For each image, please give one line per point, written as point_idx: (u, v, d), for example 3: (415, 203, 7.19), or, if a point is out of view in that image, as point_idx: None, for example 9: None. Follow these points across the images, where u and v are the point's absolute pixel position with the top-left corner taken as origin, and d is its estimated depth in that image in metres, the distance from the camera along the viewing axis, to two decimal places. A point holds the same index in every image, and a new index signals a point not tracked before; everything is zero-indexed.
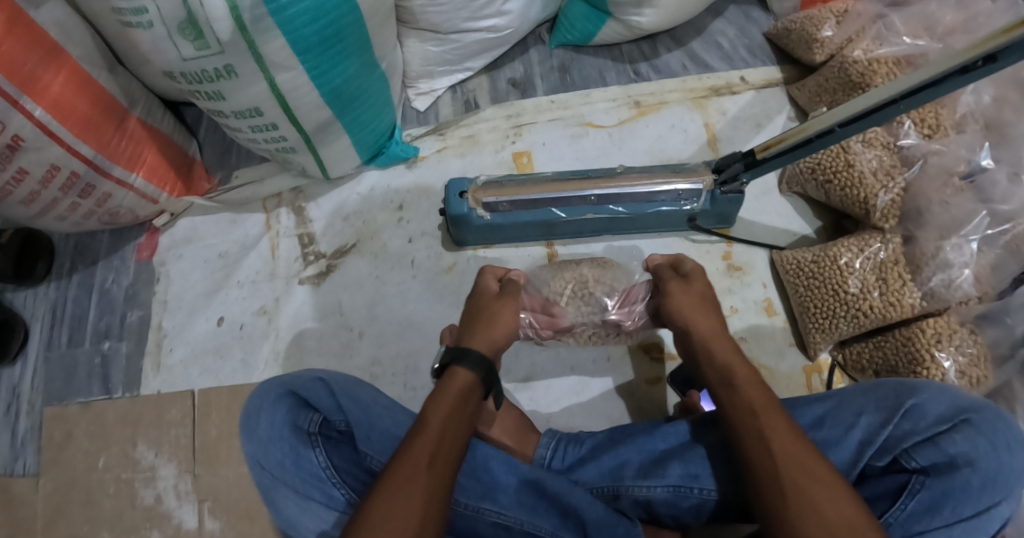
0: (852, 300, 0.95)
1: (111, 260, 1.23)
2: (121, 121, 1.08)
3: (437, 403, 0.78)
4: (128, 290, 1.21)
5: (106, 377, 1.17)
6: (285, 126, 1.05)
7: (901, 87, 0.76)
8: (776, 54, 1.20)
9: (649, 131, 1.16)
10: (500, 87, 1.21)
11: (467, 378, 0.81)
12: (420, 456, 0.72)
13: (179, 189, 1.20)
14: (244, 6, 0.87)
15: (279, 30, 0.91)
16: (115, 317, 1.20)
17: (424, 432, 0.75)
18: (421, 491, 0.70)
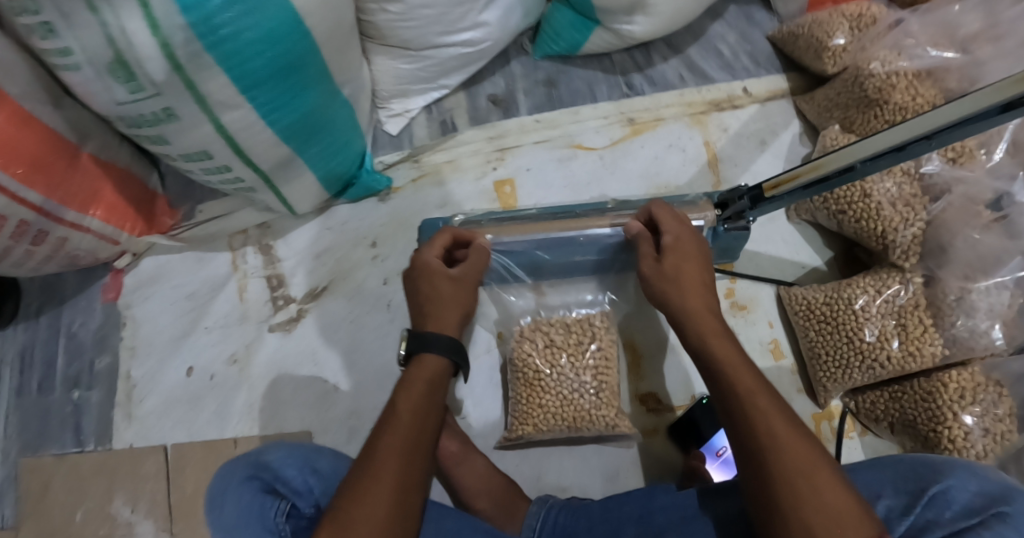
0: (868, 350, 0.87)
1: (78, 301, 1.12)
2: (73, 156, 0.92)
3: (405, 397, 0.73)
4: (96, 333, 1.10)
5: (78, 427, 1.07)
6: (239, 166, 0.96)
7: (934, 123, 0.67)
8: (782, 61, 1.09)
9: (644, 152, 1.06)
10: (480, 105, 1.11)
11: (433, 370, 0.77)
12: (387, 457, 0.68)
13: (140, 227, 1.07)
14: (177, 42, 0.76)
15: (220, 67, 0.81)
16: (83, 364, 1.09)
17: (395, 424, 0.71)
18: (388, 499, 0.65)
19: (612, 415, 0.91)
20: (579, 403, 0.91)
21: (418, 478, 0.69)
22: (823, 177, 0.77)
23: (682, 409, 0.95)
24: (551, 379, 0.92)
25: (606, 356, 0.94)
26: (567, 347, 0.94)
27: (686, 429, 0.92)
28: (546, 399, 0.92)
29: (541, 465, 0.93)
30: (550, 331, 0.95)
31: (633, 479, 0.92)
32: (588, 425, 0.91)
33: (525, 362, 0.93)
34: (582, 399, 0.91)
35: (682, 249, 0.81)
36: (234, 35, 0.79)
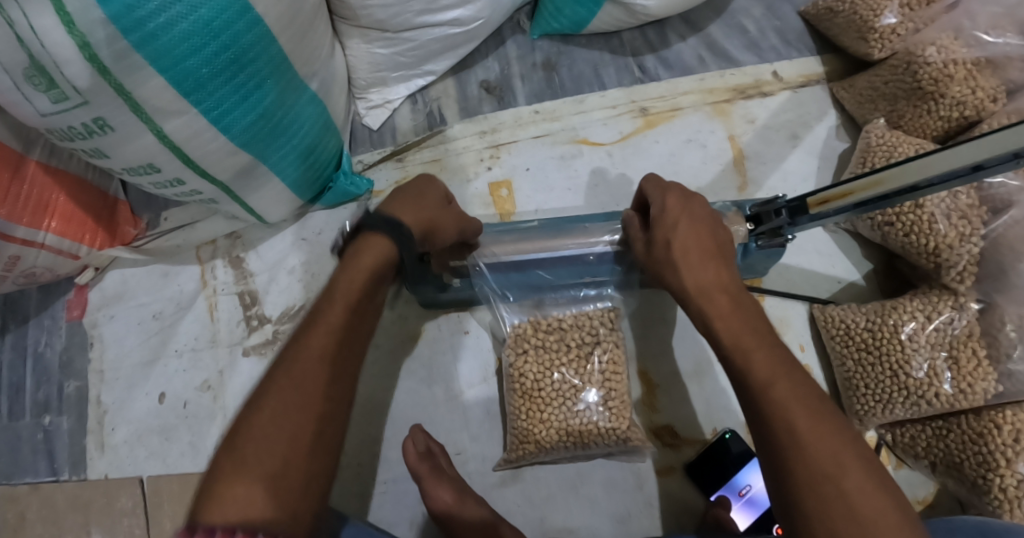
0: (915, 386, 0.78)
1: (40, 320, 1.00)
2: (11, 166, 0.79)
3: (342, 282, 0.68)
4: (62, 355, 0.98)
5: (51, 456, 0.96)
6: (193, 179, 0.85)
7: (1017, 138, 0.55)
8: (816, 40, 0.96)
9: (658, 149, 0.93)
10: (471, 94, 0.98)
11: (361, 267, 0.71)
12: (301, 379, 0.62)
13: (102, 238, 0.95)
14: (99, 40, 0.65)
15: (153, 67, 0.69)
16: (52, 389, 0.97)
17: (325, 317, 0.66)
18: (296, 424, 0.61)
19: (623, 429, 0.81)
20: (587, 416, 0.81)
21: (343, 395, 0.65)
22: (882, 194, 0.66)
23: (700, 445, 0.85)
24: (552, 390, 0.82)
25: (613, 362, 0.83)
26: (567, 354, 0.83)
27: (706, 466, 0.83)
28: (549, 414, 0.82)
29: (545, 505, 0.85)
30: (547, 336, 0.84)
31: (646, 520, 0.83)
32: (597, 440, 0.81)
33: (523, 375, 0.83)
34: (588, 418, 0.81)
35: (669, 212, 0.69)
36: (165, 27, 0.67)
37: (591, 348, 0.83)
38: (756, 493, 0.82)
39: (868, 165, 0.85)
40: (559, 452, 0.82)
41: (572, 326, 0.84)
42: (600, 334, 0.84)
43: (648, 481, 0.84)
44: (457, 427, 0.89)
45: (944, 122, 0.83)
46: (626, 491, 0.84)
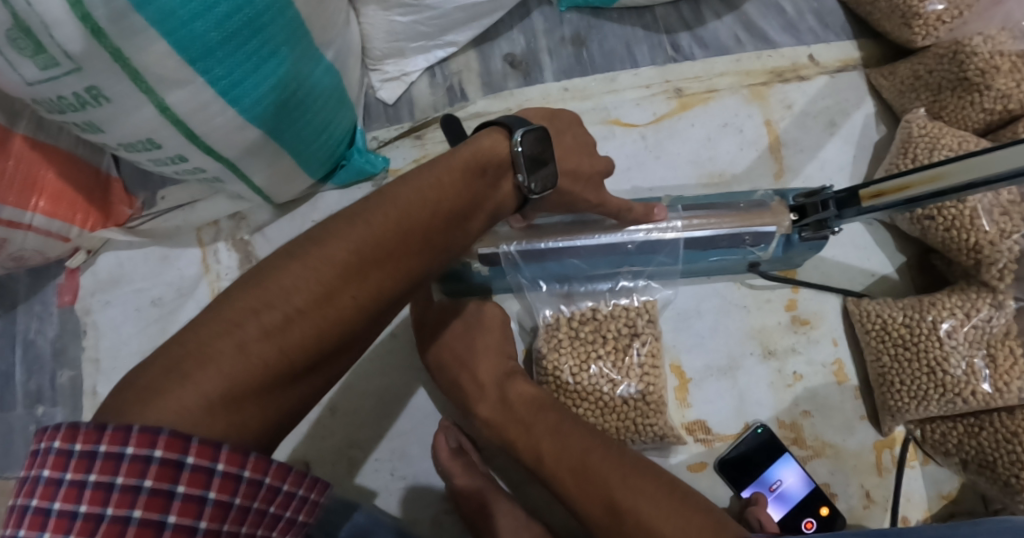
0: (952, 384, 0.77)
1: (30, 305, 0.92)
2: None
3: (441, 167, 0.59)
4: (54, 343, 0.91)
5: None
6: (197, 156, 0.77)
7: None
8: (853, 24, 0.93)
9: (693, 132, 0.89)
10: (494, 68, 0.93)
11: (467, 163, 0.60)
12: (329, 287, 0.51)
13: (94, 219, 0.88)
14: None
15: (156, 30, 0.61)
16: (44, 379, 0.90)
17: (396, 204, 0.56)
18: (281, 325, 0.50)
19: (660, 425, 0.79)
20: (623, 411, 0.78)
21: (357, 313, 0.53)
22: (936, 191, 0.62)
23: (732, 440, 0.83)
24: (588, 384, 0.78)
25: (652, 355, 0.80)
26: (605, 345, 0.79)
27: (737, 462, 0.82)
28: (583, 409, 0.79)
29: None
30: (582, 327, 0.80)
31: None
32: (633, 437, 0.79)
33: (556, 369, 0.79)
34: (623, 416, 0.79)
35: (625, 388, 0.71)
36: None
37: (631, 342, 0.80)
38: (786, 488, 0.81)
39: (910, 157, 0.82)
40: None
41: (609, 317, 0.81)
42: (637, 326, 0.80)
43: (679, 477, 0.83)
44: None
45: (987, 115, 0.81)
46: None
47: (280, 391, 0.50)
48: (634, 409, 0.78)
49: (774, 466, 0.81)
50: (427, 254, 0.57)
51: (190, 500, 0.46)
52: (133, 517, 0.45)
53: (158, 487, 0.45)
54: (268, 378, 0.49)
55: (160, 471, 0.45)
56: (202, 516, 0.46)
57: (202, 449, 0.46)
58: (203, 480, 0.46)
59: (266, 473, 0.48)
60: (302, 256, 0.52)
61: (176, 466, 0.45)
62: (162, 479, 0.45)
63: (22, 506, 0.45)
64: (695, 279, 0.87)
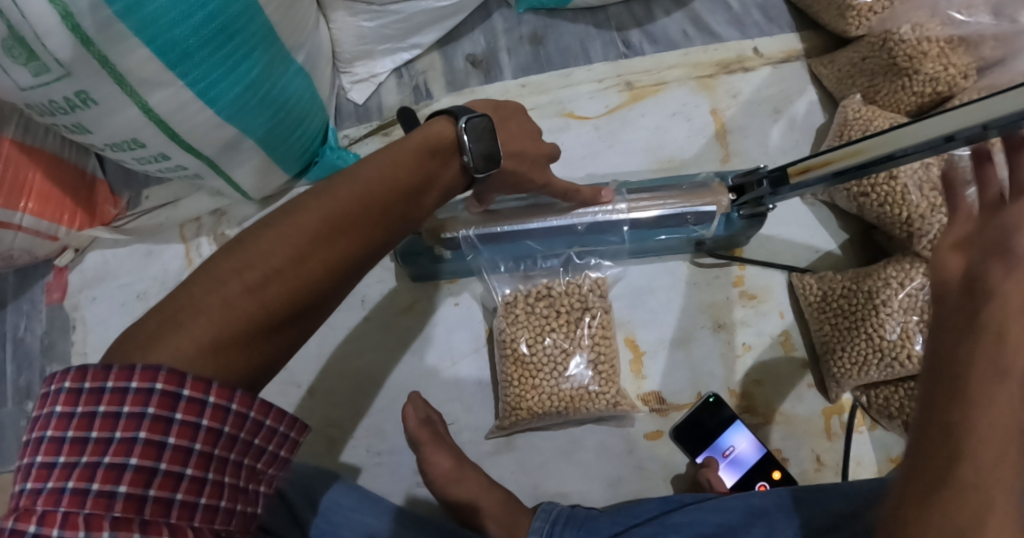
0: (889, 348, 0.82)
1: (18, 304, 0.98)
2: None
3: (400, 145, 0.64)
4: (43, 340, 0.97)
5: None
6: (178, 154, 0.83)
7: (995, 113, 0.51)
8: (796, 17, 0.99)
9: (644, 122, 0.95)
10: (458, 67, 0.99)
11: (419, 145, 0.64)
12: (301, 250, 0.56)
13: (80, 219, 0.95)
14: (80, 10, 0.63)
15: (138, 37, 0.67)
16: (33, 375, 0.95)
17: (359, 178, 0.60)
18: (261, 285, 0.54)
19: (612, 394, 0.84)
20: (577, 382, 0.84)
21: (326, 275, 0.57)
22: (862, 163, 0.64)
23: (685, 409, 0.88)
24: (543, 355, 0.85)
25: (602, 327, 0.86)
26: (557, 319, 0.86)
27: (691, 430, 0.86)
28: (540, 380, 0.84)
29: (539, 472, 0.87)
30: (537, 303, 0.86)
31: (634, 481, 0.86)
32: (587, 405, 0.84)
33: (514, 341, 0.85)
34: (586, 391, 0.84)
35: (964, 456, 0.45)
36: None
37: (583, 312, 0.86)
38: (739, 453, 0.85)
39: (845, 138, 0.88)
40: (551, 418, 0.84)
41: (563, 293, 0.87)
42: (587, 300, 0.86)
43: (637, 445, 0.87)
44: (451, 398, 0.90)
45: (918, 98, 0.87)
46: (615, 454, 0.87)
47: (263, 342, 0.55)
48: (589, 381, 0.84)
49: (725, 434, 0.86)
50: (391, 222, 0.61)
51: (187, 426, 0.51)
52: (139, 438, 0.50)
53: (160, 413, 0.50)
54: (251, 330, 0.54)
55: (161, 400, 0.50)
56: (197, 439, 0.51)
57: (196, 383, 0.51)
58: (197, 409, 0.51)
59: (251, 407, 0.54)
60: (278, 225, 0.57)
61: (174, 397, 0.50)
62: (164, 406, 0.50)
63: (37, 438, 0.51)
64: (651, 257, 0.92)
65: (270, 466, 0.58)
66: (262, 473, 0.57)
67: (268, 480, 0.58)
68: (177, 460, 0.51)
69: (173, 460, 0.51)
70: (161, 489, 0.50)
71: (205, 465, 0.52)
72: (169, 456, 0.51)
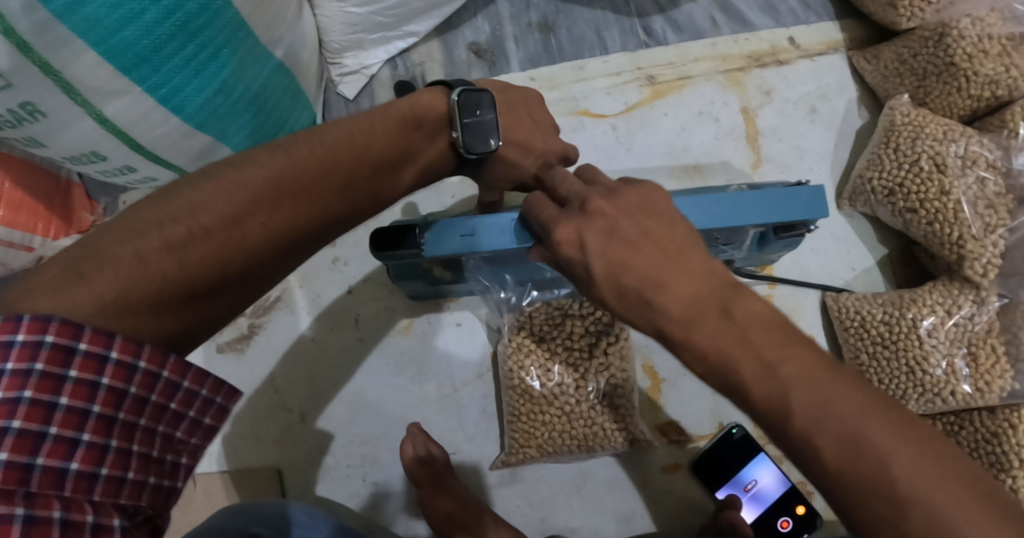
0: (932, 384, 0.75)
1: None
2: None
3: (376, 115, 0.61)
4: None
5: None
6: (145, 165, 0.74)
7: None
8: (836, 3, 0.89)
9: (667, 122, 0.86)
10: (459, 58, 0.89)
11: (403, 114, 0.61)
12: (240, 208, 0.49)
13: (55, 227, 0.87)
14: (13, 11, 0.52)
15: (84, 40, 0.57)
16: None
17: (314, 140, 0.56)
18: (188, 237, 0.47)
19: (629, 429, 0.77)
20: (592, 417, 0.76)
21: (265, 238, 0.50)
22: None
23: (706, 440, 0.82)
24: (554, 389, 0.76)
25: (622, 359, 0.76)
26: (570, 350, 0.76)
27: (710, 465, 0.80)
28: (549, 416, 0.76)
29: (546, 505, 0.81)
30: (546, 329, 0.76)
31: (649, 517, 0.80)
32: (602, 443, 0.76)
33: (522, 372, 0.76)
34: (598, 424, 0.76)
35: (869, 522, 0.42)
36: None
37: (598, 341, 0.76)
38: (762, 488, 0.79)
39: (893, 146, 0.79)
40: (562, 456, 0.77)
41: (576, 319, 0.76)
42: (606, 329, 0.76)
43: (653, 478, 0.81)
44: (453, 426, 0.84)
45: (975, 101, 0.77)
46: (629, 488, 0.81)
47: (183, 310, 0.47)
48: (602, 415, 0.76)
49: (745, 469, 0.79)
50: (349, 196, 0.56)
51: (83, 384, 0.42)
52: (23, 398, 0.40)
53: (50, 370, 0.41)
54: (167, 292, 0.46)
55: (52, 355, 0.41)
56: (95, 400, 0.42)
57: (95, 336, 0.42)
58: (95, 367, 0.42)
59: (164, 367, 0.45)
60: (217, 177, 0.50)
61: (66, 351, 0.41)
62: (54, 363, 0.41)
63: None
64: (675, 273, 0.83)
65: (192, 436, 0.48)
66: (181, 443, 0.48)
67: (192, 452, 0.48)
68: (70, 424, 0.41)
69: (65, 424, 0.41)
70: (51, 458, 0.40)
71: (107, 430, 0.43)
72: (60, 419, 0.41)
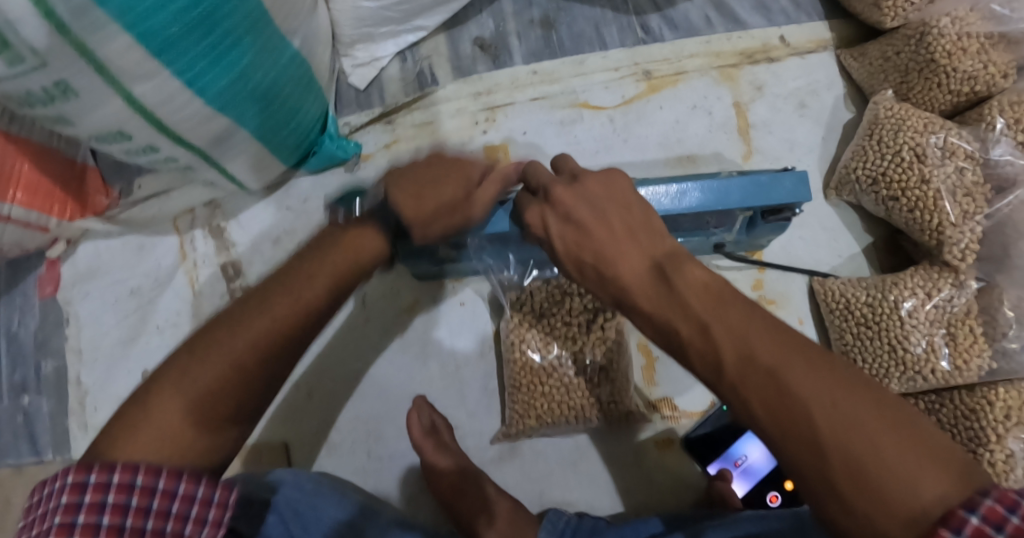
0: (913, 362, 0.78)
1: (12, 297, 0.97)
2: None
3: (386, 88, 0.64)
4: (37, 335, 0.96)
5: (31, 438, 0.94)
6: (167, 146, 0.78)
7: None
8: (825, 4, 0.93)
9: (662, 114, 0.90)
10: (465, 53, 0.94)
11: None
12: None
13: (71, 209, 0.93)
14: None
15: (117, 24, 0.61)
16: (28, 371, 0.95)
17: None
18: None
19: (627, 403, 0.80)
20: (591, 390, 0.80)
21: None
22: None
23: (697, 418, 0.85)
24: (554, 362, 0.80)
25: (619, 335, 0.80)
26: (569, 327, 0.80)
27: (702, 441, 0.84)
28: (550, 389, 0.79)
29: (543, 479, 0.84)
30: (545, 306, 0.80)
31: (643, 491, 0.84)
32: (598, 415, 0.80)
33: (523, 346, 0.80)
34: (598, 397, 0.80)
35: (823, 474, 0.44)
36: None
37: (594, 320, 0.79)
38: (751, 464, 0.82)
39: (876, 138, 0.83)
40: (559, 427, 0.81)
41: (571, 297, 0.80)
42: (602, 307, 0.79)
43: (647, 454, 0.85)
44: (455, 402, 0.87)
45: (954, 96, 0.82)
46: (625, 464, 0.85)
47: None
48: (601, 389, 0.80)
49: (735, 445, 0.83)
50: None
51: None
52: None
53: None
54: None
55: None
56: None
57: None
58: None
59: None
60: None
61: None
62: None
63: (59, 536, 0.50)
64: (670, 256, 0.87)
65: None
66: None
67: None
68: None
69: None
70: None
71: None
72: None
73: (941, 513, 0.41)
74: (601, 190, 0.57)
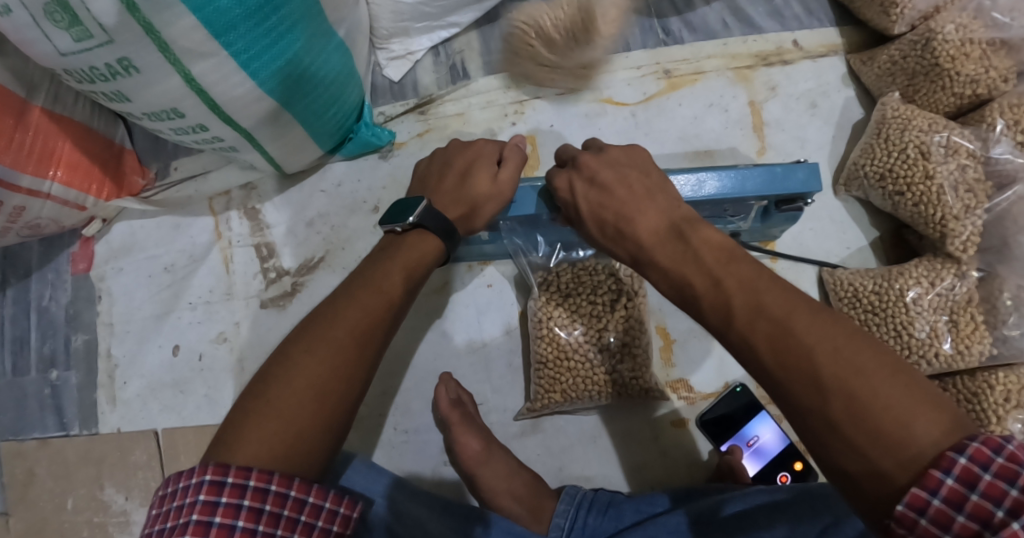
0: (917, 347, 0.83)
1: (45, 273, 1.00)
2: (21, 113, 0.79)
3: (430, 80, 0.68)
4: (68, 309, 0.99)
5: (59, 410, 0.97)
6: (216, 125, 0.82)
7: None
8: (836, 12, 0.99)
9: (681, 111, 0.95)
10: (495, 49, 0.99)
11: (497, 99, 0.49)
12: None
13: (107, 190, 0.96)
14: None
15: (185, 5, 0.66)
16: (58, 343, 0.98)
17: None
18: None
19: (645, 380, 0.84)
20: (610, 366, 0.84)
21: None
22: None
23: (711, 399, 0.89)
24: (576, 338, 0.85)
25: (639, 314, 0.85)
26: (592, 306, 0.85)
27: (716, 420, 0.87)
28: (573, 364, 0.84)
29: (564, 454, 0.88)
30: (571, 287, 0.86)
31: (659, 467, 0.87)
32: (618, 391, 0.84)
33: (549, 323, 0.85)
34: (616, 373, 0.84)
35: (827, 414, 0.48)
36: None
37: (617, 300, 0.85)
38: (762, 444, 0.86)
39: (884, 136, 0.87)
40: (582, 402, 0.85)
41: (598, 279, 0.85)
42: (625, 288, 0.85)
43: (664, 432, 0.88)
44: (480, 379, 0.91)
45: (957, 99, 0.87)
46: (642, 441, 0.88)
47: None
48: (620, 365, 0.84)
49: (745, 426, 0.86)
50: None
51: None
52: None
53: None
54: None
55: None
56: None
57: None
58: None
59: None
60: None
61: None
62: None
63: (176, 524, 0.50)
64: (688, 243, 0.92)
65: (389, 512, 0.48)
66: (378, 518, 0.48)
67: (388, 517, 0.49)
68: None
69: None
70: None
71: None
72: None
73: (935, 454, 0.45)
74: (625, 157, 0.66)
